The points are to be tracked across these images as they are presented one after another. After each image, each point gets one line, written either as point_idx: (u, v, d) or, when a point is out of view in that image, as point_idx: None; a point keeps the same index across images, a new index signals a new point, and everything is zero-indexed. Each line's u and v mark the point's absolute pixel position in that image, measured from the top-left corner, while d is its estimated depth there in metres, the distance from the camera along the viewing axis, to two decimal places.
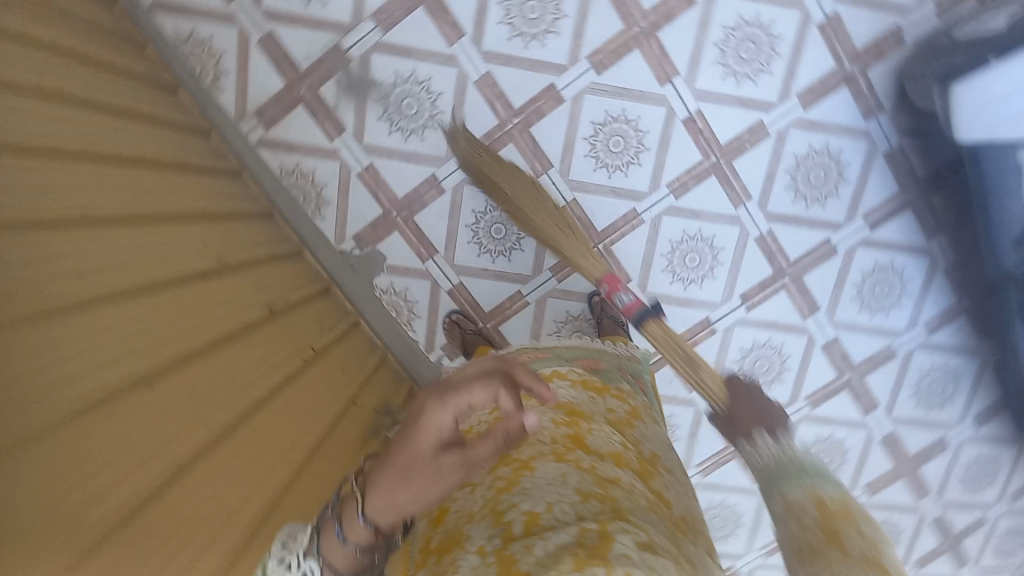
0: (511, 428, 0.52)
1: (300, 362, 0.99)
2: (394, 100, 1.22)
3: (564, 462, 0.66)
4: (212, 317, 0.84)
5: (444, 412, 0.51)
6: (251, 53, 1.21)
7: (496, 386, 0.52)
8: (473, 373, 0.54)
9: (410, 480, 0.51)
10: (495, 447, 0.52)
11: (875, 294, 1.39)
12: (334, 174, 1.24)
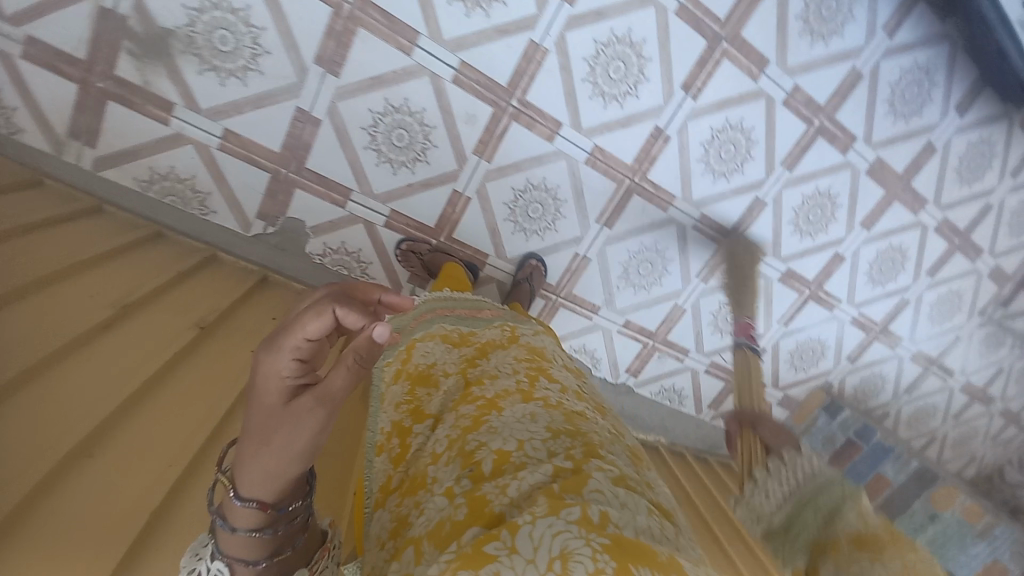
0: (361, 346, 0.49)
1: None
2: (201, 41, 0.98)
3: (533, 403, 0.68)
4: (141, 361, 0.78)
5: (282, 354, 0.49)
6: (11, 66, 0.96)
7: (328, 307, 0.49)
8: (306, 305, 0.51)
9: (275, 433, 0.48)
10: (349, 371, 0.49)
11: (822, 14, 1.23)
12: (198, 161, 1.07)
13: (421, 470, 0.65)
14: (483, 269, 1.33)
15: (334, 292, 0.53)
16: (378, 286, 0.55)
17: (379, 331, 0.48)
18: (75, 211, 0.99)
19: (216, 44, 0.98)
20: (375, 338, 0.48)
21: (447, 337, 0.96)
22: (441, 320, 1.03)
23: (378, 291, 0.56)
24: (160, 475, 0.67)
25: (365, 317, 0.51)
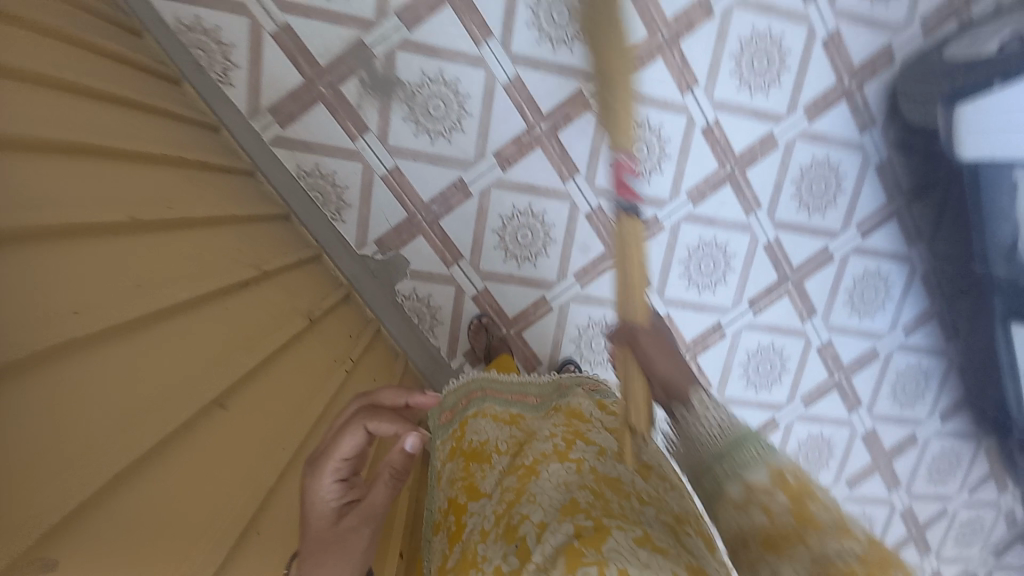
0: (397, 456, 0.60)
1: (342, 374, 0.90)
2: (419, 100, 1.16)
3: (568, 466, 0.68)
4: (254, 329, 0.74)
5: (326, 480, 0.59)
6: (261, 42, 1.09)
7: (361, 426, 0.59)
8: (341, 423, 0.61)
9: (330, 547, 0.58)
10: (387, 488, 0.61)
11: (863, 297, 1.47)
12: (355, 176, 1.18)
13: (471, 547, 0.65)
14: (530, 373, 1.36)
15: (364, 405, 0.63)
16: (403, 390, 0.66)
17: (411, 440, 0.59)
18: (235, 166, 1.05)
19: (429, 109, 1.17)
20: (407, 447, 0.59)
21: (500, 415, 0.87)
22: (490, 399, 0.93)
23: (407, 395, 0.66)
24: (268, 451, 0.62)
25: (399, 427, 0.60)
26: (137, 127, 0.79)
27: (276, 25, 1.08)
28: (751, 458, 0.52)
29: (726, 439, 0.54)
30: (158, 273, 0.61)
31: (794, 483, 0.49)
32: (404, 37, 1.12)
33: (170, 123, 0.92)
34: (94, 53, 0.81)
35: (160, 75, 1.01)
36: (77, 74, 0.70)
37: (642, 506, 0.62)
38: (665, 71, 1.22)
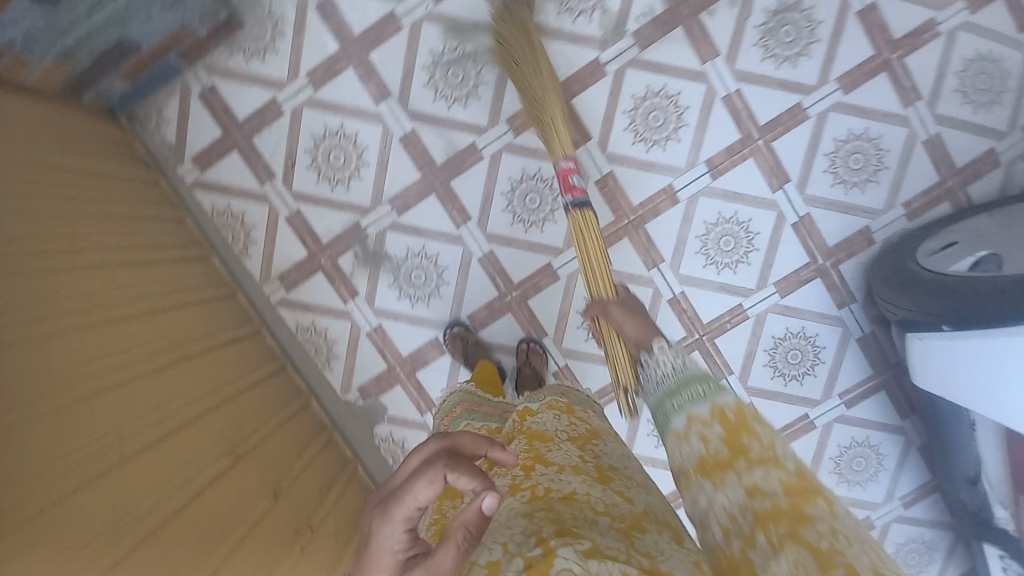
0: (472, 516, 0.49)
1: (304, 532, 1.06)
2: (404, 271, 1.33)
3: (520, 496, 0.65)
4: (220, 517, 0.89)
5: (394, 528, 0.49)
6: (277, 223, 1.31)
7: (441, 473, 0.50)
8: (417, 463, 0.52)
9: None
10: (459, 546, 0.49)
11: (851, 467, 1.39)
12: (344, 331, 1.36)
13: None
14: None
15: (446, 447, 0.54)
16: (482, 436, 0.57)
17: (491, 499, 0.49)
18: (242, 332, 1.27)
19: (412, 278, 1.33)
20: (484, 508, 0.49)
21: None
22: (470, 415, 0.98)
23: (486, 446, 0.57)
24: None
25: (478, 482, 0.50)
26: (147, 334, 0.98)
27: (290, 209, 1.30)
28: (699, 395, 0.66)
29: (686, 377, 0.68)
30: (136, 494, 0.76)
31: (729, 417, 0.62)
32: (393, 219, 1.30)
33: (183, 311, 1.12)
34: (127, 268, 1.03)
35: (193, 259, 1.25)
36: (105, 308, 0.91)
37: (596, 516, 0.61)
38: (631, 249, 1.30)
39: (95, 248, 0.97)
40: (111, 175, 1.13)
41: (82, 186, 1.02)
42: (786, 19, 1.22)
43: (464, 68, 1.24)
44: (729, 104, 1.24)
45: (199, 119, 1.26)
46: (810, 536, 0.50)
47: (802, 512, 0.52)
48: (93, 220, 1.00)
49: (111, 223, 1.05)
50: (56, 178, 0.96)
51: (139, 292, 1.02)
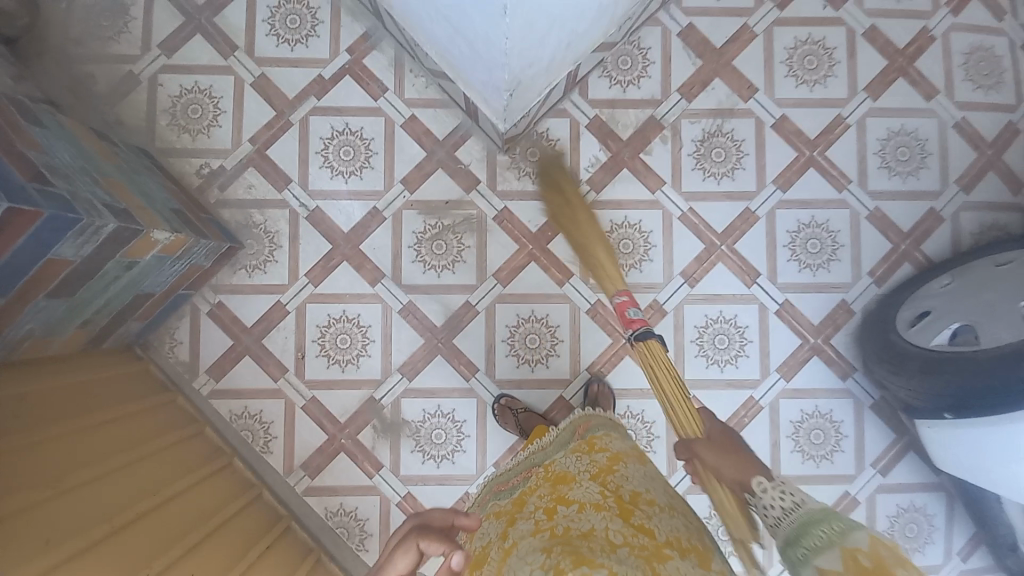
0: None
1: None
2: (424, 433, 1.35)
3: (542, 535, 0.76)
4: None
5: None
6: (295, 414, 1.35)
7: (413, 546, 0.70)
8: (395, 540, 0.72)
9: None
10: None
11: (906, 536, 1.36)
12: (374, 507, 1.35)
13: None
14: None
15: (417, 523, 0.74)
16: (451, 510, 0.77)
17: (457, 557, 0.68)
18: (274, 535, 1.21)
19: (433, 438, 1.35)
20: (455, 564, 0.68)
21: (503, 511, 0.89)
22: (497, 496, 0.97)
23: (451, 516, 0.76)
24: None
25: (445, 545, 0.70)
26: (192, 572, 0.93)
27: (306, 398, 1.34)
28: (825, 540, 0.60)
29: (811, 521, 0.62)
30: None
31: (868, 564, 0.54)
32: (406, 385, 1.35)
33: (219, 532, 1.08)
34: (159, 507, 1.00)
35: (217, 467, 1.24)
36: (145, 562, 0.88)
37: (615, 546, 0.72)
38: (634, 365, 1.36)
39: (127, 500, 0.96)
40: (134, 411, 1.15)
41: (108, 438, 1.04)
42: (715, 143, 1.40)
43: (447, 239, 1.37)
44: (687, 221, 1.38)
45: (209, 334, 1.34)
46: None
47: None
48: (121, 470, 1.00)
49: (140, 465, 1.05)
50: (80, 441, 0.98)
51: (174, 528, 0.99)
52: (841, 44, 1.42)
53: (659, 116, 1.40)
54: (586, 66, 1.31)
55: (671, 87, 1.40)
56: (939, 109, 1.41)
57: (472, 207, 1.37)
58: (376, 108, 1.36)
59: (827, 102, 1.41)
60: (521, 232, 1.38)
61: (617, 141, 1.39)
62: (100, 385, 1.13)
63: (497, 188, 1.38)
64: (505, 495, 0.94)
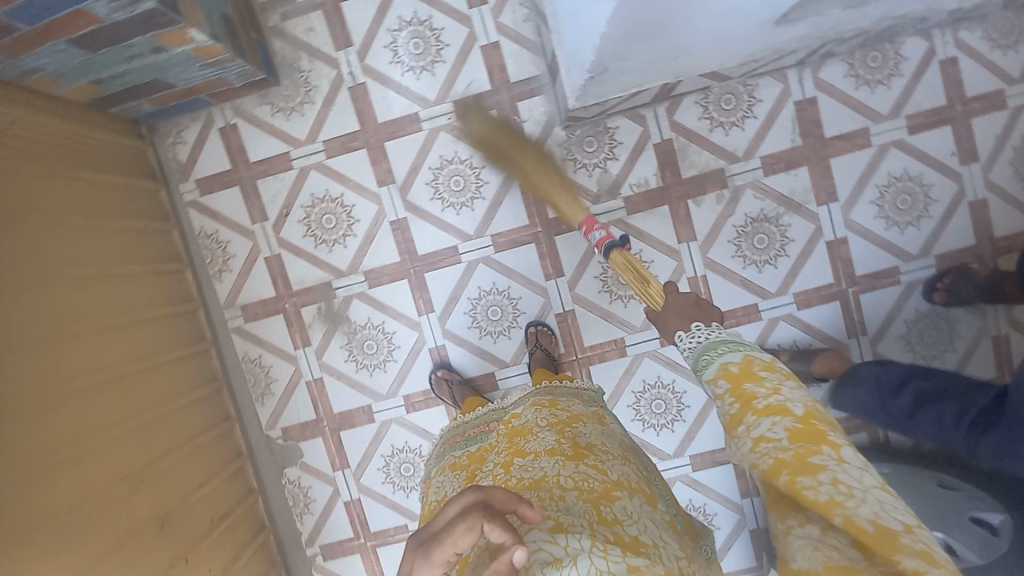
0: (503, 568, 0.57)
1: (208, 525, 1.22)
2: (357, 339, 1.39)
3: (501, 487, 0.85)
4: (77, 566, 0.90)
5: (435, 571, 0.54)
6: (255, 260, 1.37)
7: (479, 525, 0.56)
8: (456, 513, 0.57)
9: None
10: None
11: None
12: (286, 374, 1.41)
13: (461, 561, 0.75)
14: None
15: (481, 500, 0.60)
16: (513, 493, 0.63)
17: (520, 554, 0.56)
18: (189, 351, 1.30)
19: (364, 348, 1.39)
20: (515, 561, 0.56)
21: (458, 465, 1.01)
22: (453, 449, 1.08)
23: (516, 501, 0.63)
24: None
25: (509, 536, 0.57)
26: (54, 363, 0.96)
27: (271, 252, 1.37)
28: (723, 351, 0.79)
29: (710, 346, 0.81)
30: (76, 493, 0.94)
31: (737, 372, 0.74)
32: (363, 289, 1.37)
33: (119, 332, 1.12)
34: (65, 284, 1.02)
35: (167, 270, 1.30)
36: (8, 329, 0.90)
37: (564, 492, 0.79)
38: None
39: (29, 264, 0.97)
40: (102, 182, 1.16)
41: (52, 195, 1.04)
42: (761, 228, 1.31)
43: (467, 180, 1.33)
44: (692, 285, 1.33)
45: (213, 149, 1.33)
46: (809, 487, 0.58)
47: (815, 435, 0.63)
48: (45, 231, 1.01)
49: (68, 235, 1.06)
50: (67, 189, 1.08)
51: (68, 312, 1.02)
52: (943, 200, 1.31)
53: (727, 172, 1.30)
54: (686, 86, 1.20)
55: (756, 151, 1.30)
56: (993, 314, 1.32)
57: (507, 163, 1.32)
58: (466, 17, 1.26)
59: (892, 249, 1.31)
60: (536, 212, 1.34)
61: (673, 175, 1.30)
62: (76, 142, 1.13)
63: (538, 158, 1.31)
64: (460, 447, 1.05)
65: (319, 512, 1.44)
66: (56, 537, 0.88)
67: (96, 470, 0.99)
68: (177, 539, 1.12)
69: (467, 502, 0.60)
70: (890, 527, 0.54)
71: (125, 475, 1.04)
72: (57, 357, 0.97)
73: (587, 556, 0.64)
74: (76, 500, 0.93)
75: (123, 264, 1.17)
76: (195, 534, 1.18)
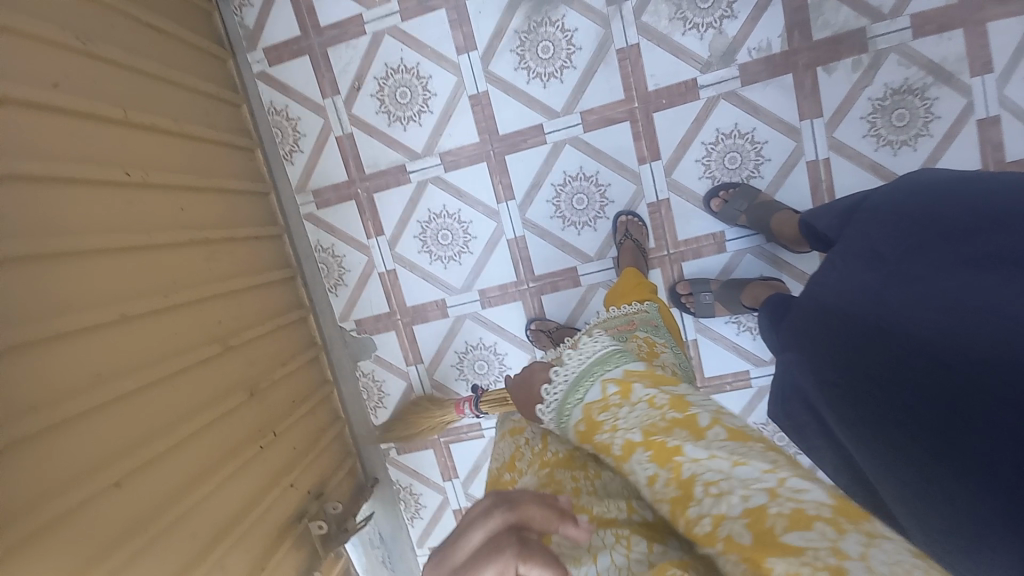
0: None
1: (293, 409, 1.22)
2: (432, 228, 1.31)
3: (531, 469, 0.70)
4: (166, 417, 0.88)
5: None
6: (326, 140, 1.29)
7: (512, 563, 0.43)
8: (481, 544, 0.44)
9: None
10: None
11: None
12: (358, 265, 1.36)
13: None
14: (444, 479, 1.45)
15: (513, 524, 0.45)
16: (556, 510, 0.47)
17: None
18: (268, 232, 1.26)
19: (439, 238, 1.31)
20: None
21: (514, 429, 0.85)
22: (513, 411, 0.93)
23: (559, 520, 0.47)
24: (229, 450, 1.00)
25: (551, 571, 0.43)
26: (139, 210, 0.92)
27: (343, 131, 1.28)
28: (591, 377, 0.64)
29: (578, 377, 0.65)
30: (172, 341, 0.93)
31: (606, 400, 0.60)
32: (438, 173, 1.28)
33: (194, 194, 1.06)
34: (132, 130, 0.94)
35: (240, 147, 1.24)
36: (81, 164, 0.83)
37: (599, 473, 0.62)
38: (658, 280, 1.26)
39: (96, 98, 0.89)
40: (167, 32, 1.08)
41: (108, 31, 0.95)
42: (902, 102, 1.13)
43: (557, 45, 1.18)
44: (811, 170, 1.17)
45: (281, 13, 1.23)
46: (696, 518, 0.44)
47: (666, 451, 0.50)
48: (105, 67, 0.92)
49: (127, 77, 0.96)
50: (140, 39, 1.02)
51: (136, 159, 0.94)
52: None
53: (868, 34, 1.11)
54: None
55: (904, 7, 1.09)
56: None
57: (604, 25, 1.16)
58: None
59: None
60: (634, 83, 1.18)
61: (802, 37, 1.12)
62: None
63: (639, 18, 1.15)
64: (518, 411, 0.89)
65: (393, 408, 1.44)
66: (159, 377, 0.88)
67: (188, 323, 0.97)
68: (265, 411, 1.13)
69: (491, 526, 0.45)
70: (804, 514, 0.40)
71: (214, 336, 1.03)
72: (145, 201, 0.94)
73: (608, 552, 0.48)
74: (170, 347, 0.92)
75: (204, 131, 1.12)
76: (282, 412, 1.18)
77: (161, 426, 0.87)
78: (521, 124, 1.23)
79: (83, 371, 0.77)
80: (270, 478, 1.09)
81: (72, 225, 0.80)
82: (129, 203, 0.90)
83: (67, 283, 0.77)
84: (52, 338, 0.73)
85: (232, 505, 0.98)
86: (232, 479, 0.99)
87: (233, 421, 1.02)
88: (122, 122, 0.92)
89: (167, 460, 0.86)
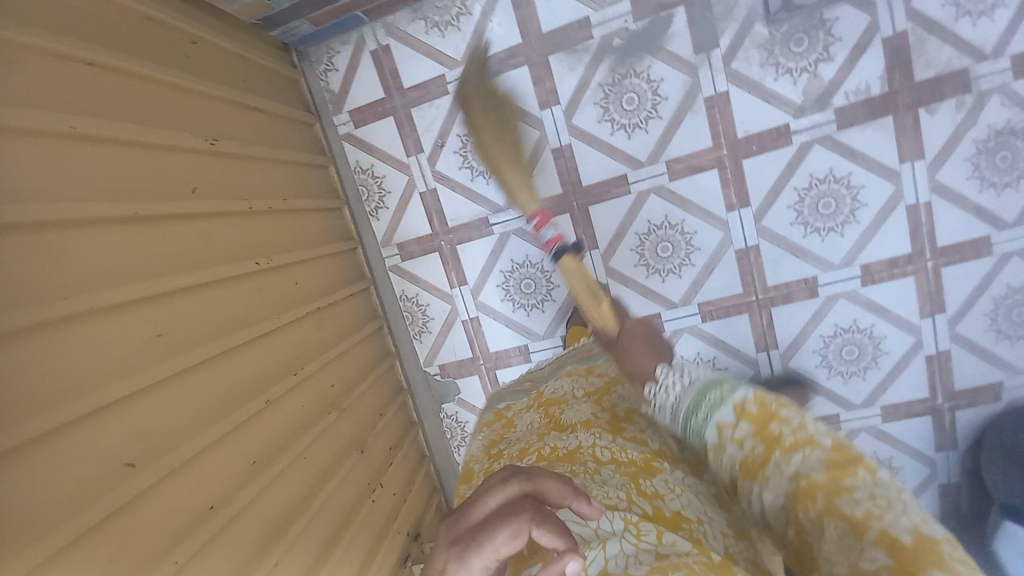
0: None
1: (391, 458, 1.28)
2: (515, 277, 1.33)
3: (530, 459, 0.72)
4: (302, 489, 0.94)
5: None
6: (410, 197, 1.32)
7: (526, 528, 0.46)
8: (498, 507, 0.47)
9: None
10: None
11: None
12: (441, 313, 1.40)
13: None
14: None
15: (530, 492, 0.49)
16: (570, 487, 0.51)
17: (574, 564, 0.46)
18: (359, 289, 1.31)
19: (521, 287, 1.34)
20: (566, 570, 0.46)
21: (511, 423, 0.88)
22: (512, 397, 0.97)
23: (571, 495, 0.51)
24: (348, 511, 1.05)
25: (563, 542, 0.46)
26: (265, 293, 0.96)
27: (426, 186, 1.31)
28: (717, 398, 0.60)
29: (706, 385, 0.62)
30: (301, 415, 0.98)
31: (754, 412, 0.57)
32: (521, 225, 1.29)
33: (302, 265, 1.10)
34: (256, 216, 0.99)
35: (331, 208, 1.28)
36: (220, 260, 0.87)
37: (599, 467, 0.65)
38: (746, 325, 1.26)
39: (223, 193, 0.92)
40: (267, 109, 1.12)
41: (226, 119, 0.99)
42: (1006, 143, 1.07)
43: (642, 96, 1.17)
44: (911, 214, 1.13)
45: (365, 75, 1.26)
46: (846, 506, 0.48)
47: (851, 460, 0.51)
48: (227, 159, 0.95)
49: (244, 164, 1.00)
50: (248, 120, 1.06)
51: (259, 244, 0.98)
52: None
53: (972, 75, 1.05)
54: None
55: (1008, 46, 1.03)
56: None
57: (691, 74, 1.14)
58: None
59: None
60: (723, 130, 1.16)
61: (904, 77, 1.08)
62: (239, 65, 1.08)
63: (728, 65, 1.13)
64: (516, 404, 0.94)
65: None
66: (295, 453, 0.93)
67: (311, 392, 1.03)
68: (371, 466, 1.18)
69: (508, 491, 0.48)
70: (927, 534, 0.45)
71: (329, 401, 1.08)
72: (269, 282, 0.98)
73: (616, 539, 0.54)
74: (299, 421, 0.97)
75: (304, 200, 1.17)
76: (383, 465, 1.24)
77: (299, 500, 0.92)
78: (605, 174, 1.23)
79: (242, 461, 0.82)
80: (381, 530, 1.15)
81: (222, 322, 0.84)
82: (259, 288, 0.95)
83: (223, 379, 0.82)
84: (221, 437, 0.78)
85: (355, 563, 1.04)
86: (354, 539, 1.04)
87: (349, 482, 1.08)
88: (246, 210, 0.96)
89: (307, 531, 0.92)
